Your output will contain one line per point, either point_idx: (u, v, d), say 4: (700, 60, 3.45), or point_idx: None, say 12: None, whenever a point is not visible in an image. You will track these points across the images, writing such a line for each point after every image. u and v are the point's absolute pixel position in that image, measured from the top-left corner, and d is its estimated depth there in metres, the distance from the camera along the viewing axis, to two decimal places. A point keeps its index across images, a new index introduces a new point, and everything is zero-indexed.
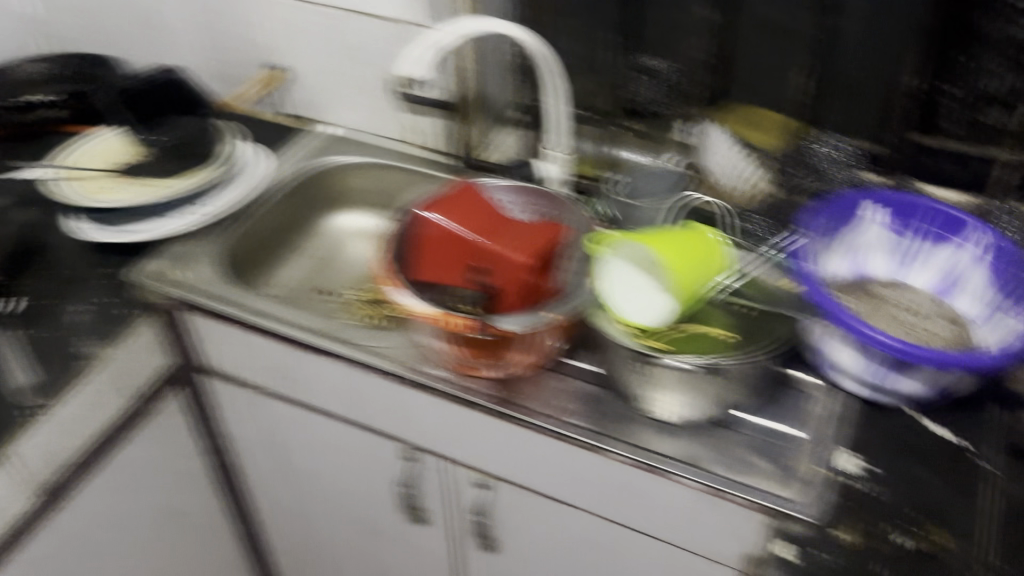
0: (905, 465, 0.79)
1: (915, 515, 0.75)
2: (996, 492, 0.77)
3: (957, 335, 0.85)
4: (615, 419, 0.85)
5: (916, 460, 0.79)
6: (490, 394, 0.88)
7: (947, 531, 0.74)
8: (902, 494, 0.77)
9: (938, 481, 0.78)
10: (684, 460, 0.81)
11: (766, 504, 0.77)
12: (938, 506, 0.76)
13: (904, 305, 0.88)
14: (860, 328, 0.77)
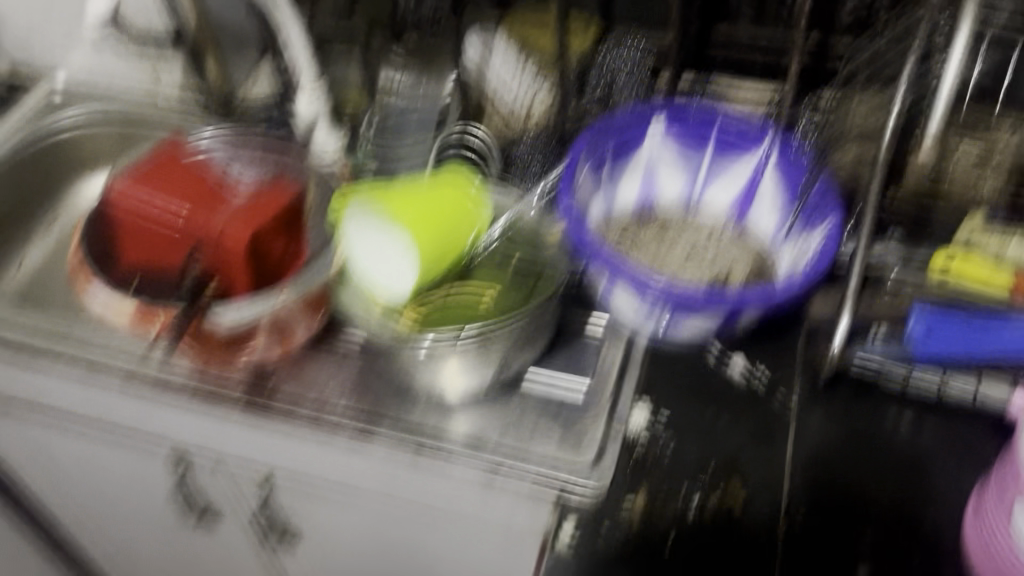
0: (700, 412, 0.72)
1: (708, 469, 0.69)
2: (793, 431, 0.71)
3: (752, 262, 0.78)
4: (390, 397, 0.75)
5: (711, 407, 0.73)
6: (244, 386, 0.75)
7: (739, 483, 0.68)
8: (696, 447, 0.70)
9: (734, 426, 0.71)
10: (463, 442, 0.72)
11: (553, 483, 0.70)
12: (733, 455, 0.70)
13: (696, 233, 0.80)
14: (629, 275, 0.69)
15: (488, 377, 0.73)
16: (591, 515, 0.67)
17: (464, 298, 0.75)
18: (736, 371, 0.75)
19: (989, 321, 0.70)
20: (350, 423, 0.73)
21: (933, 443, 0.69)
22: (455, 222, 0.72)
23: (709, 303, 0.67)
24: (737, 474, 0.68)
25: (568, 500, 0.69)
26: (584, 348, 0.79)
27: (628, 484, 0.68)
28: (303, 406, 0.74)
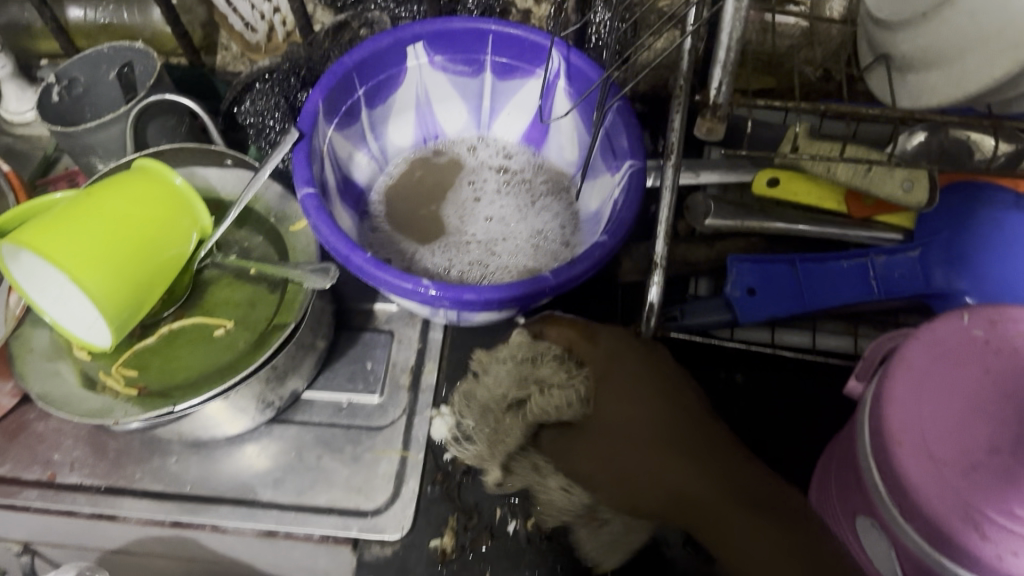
0: (612, 471, 0.49)
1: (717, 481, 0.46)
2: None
3: (561, 226, 0.65)
4: (131, 457, 0.61)
5: (612, 491, 0.49)
6: None
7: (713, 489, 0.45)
8: (682, 480, 0.46)
9: (638, 446, 0.48)
10: (232, 498, 0.59)
11: (344, 531, 0.58)
12: (645, 414, 0.49)
13: (475, 201, 0.66)
14: (396, 280, 0.53)
15: (258, 417, 0.60)
16: (379, 568, 0.57)
17: (193, 326, 0.56)
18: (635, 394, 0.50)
19: (815, 260, 0.58)
20: (84, 504, 0.59)
21: (768, 405, 0.60)
22: (157, 249, 0.54)
23: (493, 298, 0.53)
24: (689, 487, 0.46)
25: (358, 555, 0.58)
26: (362, 341, 0.65)
27: (434, 537, 0.57)
28: (28, 484, 0.60)
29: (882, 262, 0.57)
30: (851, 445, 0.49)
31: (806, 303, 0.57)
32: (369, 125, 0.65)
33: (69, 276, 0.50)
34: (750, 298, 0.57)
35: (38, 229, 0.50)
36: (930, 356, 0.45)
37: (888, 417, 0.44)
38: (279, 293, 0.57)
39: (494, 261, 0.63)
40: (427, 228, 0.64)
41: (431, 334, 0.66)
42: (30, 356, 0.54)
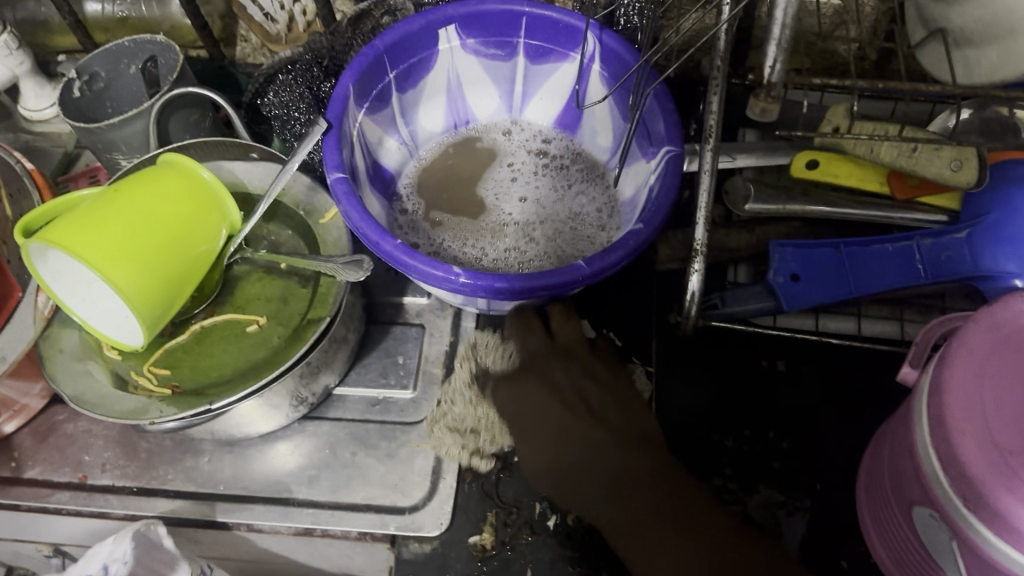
0: (546, 454, 0.51)
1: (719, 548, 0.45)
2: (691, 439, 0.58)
3: (598, 210, 0.63)
4: (162, 457, 0.60)
5: (537, 462, 0.52)
6: None
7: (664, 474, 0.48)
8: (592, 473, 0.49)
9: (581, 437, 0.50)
10: (267, 497, 0.58)
11: (381, 528, 0.57)
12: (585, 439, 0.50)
13: (513, 181, 0.65)
14: (432, 272, 0.52)
15: (291, 414, 0.59)
16: (418, 567, 0.56)
17: (223, 323, 0.55)
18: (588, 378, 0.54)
19: (860, 244, 0.56)
20: (116, 506, 0.58)
21: (810, 392, 0.59)
22: (185, 247, 0.53)
23: (531, 286, 0.52)
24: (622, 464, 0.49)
25: (396, 554, 0.56)
26: (393, 334, 0.64)
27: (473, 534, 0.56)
28: (58, 486, 0.59)
29: (928, 244, 0.56)
30: (908, 434, 0.47)
31: (851, 288, 0.55)
32: (400, 111, 0.64)
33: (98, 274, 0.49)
34: (794, 284, 0.55)
35: (69, 227, 0.49)
36: (991, 343, 0.43)
37: (949, 407, 0.42)
38: (311, 287, 0.55)
39: (530, 245, 0.62)
40: (463, 211, 0.63)
41: (463, 326, 0.65)
42: (59, 356, 0.53)
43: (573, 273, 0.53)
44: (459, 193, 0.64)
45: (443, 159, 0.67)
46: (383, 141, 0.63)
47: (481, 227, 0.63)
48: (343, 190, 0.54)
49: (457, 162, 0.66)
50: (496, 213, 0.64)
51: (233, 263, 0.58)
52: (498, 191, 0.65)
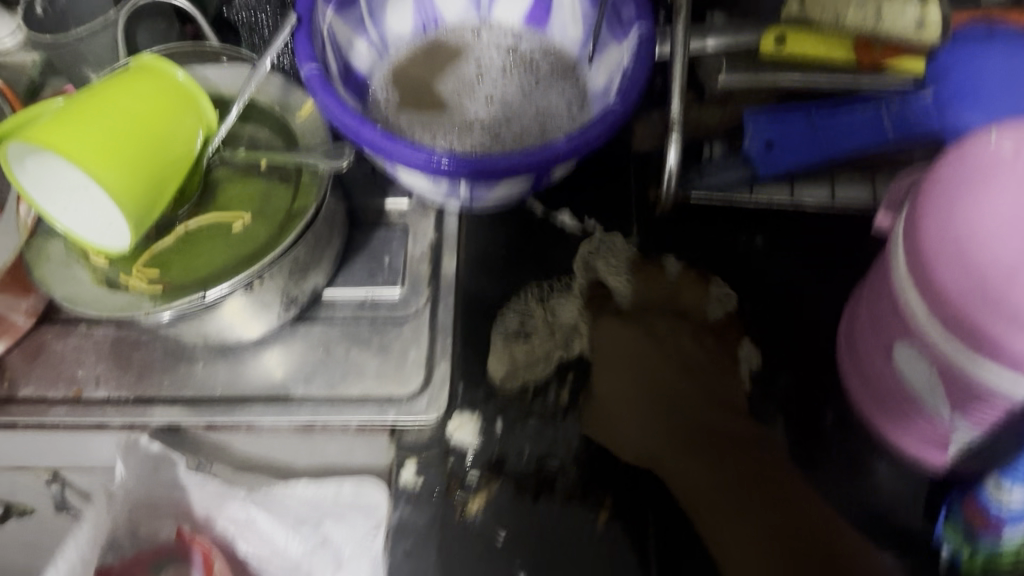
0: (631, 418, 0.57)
1: (749, 500, 0.53)
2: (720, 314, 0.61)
3: (568, 105, 0.63)
4: (158, 366, 0.60)
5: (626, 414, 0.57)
6: None
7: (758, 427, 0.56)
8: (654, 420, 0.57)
9: (672, 364, 0.59)
10: (265, 397, 0.59)
11: (381, 419, 0.58)
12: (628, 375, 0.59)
13: (477, 84, 0.64)
14: (410, 153, 0.53)
15: (283, 316, 0.60)
16: (420, 452, 0.57)
17: (208, 224, 0.55)
18: (699, 338, 0.60)
19: (828, 112, 0.58)
20: (114, 415, 0.59)
21: (785, 266, 0.62)
22: (165, 145, 0.53)
23: (512, 164, 0.53)
24: (672, 399, 0.58)
25: (398, 443, 0.58)
26: (378, 235, 0.65)
27: (471, 419, 0.58)
28: (54, 402, 0.59)
29: (896, 103, 0.57)
30: (883, 275, 0.49)
31: (822, 151, 0.57)
32: (368, 12, 0.65)
33: (83, 170, 0.49)
34: (767, 151, 0.57)
35: (50, 126, 0.49)
36: (966, 173, 0.45)
37: (926, 228, 0.44)
38: (291, 184, 0.56)
39: (495, 142, 0.60)
40: (428, 113, 0.62)
41: (446, 224, 0.65)
42: (47, 264, 0.53)
43: (554, 151, 0.53)
44: (428, 96, 0.63)
45: (410, 62, 0.66)
46: (355, 40, 0.64)
47: (448, 126, 0.61)
48: (316, 77, 0.55)
49: (425, 63, 0.66)
50: (464, 110, 0.62)
51: (214, 168, 0.58)
52: (468, 92, 0.64)
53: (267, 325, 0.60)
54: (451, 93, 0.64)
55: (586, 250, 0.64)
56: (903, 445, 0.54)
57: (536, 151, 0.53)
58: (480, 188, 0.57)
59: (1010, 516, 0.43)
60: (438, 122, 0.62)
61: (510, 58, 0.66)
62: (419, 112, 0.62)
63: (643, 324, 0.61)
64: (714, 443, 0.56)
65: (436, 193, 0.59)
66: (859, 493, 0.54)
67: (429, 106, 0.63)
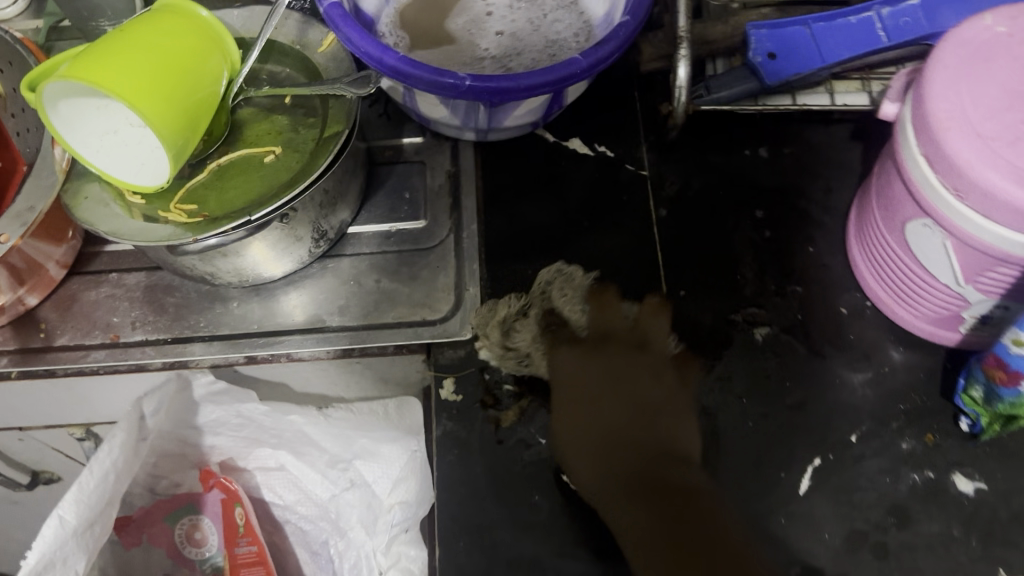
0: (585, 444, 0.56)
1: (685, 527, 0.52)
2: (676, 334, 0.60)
3: (574, 34, 0.66)
4: (192, 307, 0.62)
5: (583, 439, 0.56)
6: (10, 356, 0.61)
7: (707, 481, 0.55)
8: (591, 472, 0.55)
9: (628, 407, 0.58)
10: (302, 329, 0.61)
11: (417, 341, 0.60)
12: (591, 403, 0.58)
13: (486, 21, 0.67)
14: (433, 77, 0.55)
15: (312, 250, 0.61)
16: (456, 369, 0.59)
17: (239, 159, 0.57)
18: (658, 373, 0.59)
19: (825, 19, 0.60)
20: (155, 356, 0.60)
21: (790, 178, 0.65)
22: (195, 78, 0.54)
23: (531, 82, 0.55)
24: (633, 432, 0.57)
25: (434, 363, 0.60)
26: (396, 171, 0.67)
27: None
28: (92, 347, 0.60)
29: (888, 11, 0.60)
30: (892, 162, 0.52)
31: (822, 60, 0.60)
32: None
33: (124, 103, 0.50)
34: (771, 62, 0.60)
35: (86, 62, 0.50)
36: (965, 54, 0.48)
37: (932, 104, 0.47)
38: (318, 117, 0.58)
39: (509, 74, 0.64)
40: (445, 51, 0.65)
41: (462, 157, 0.67)
42: (86, 204, 0.55)
43: (572, 68, 0.55)
44: (444, 33, 0.66)
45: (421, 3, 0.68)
46: None
47: (463, 62, 0.64)
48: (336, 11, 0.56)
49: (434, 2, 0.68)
50: (478, 47, 0.66)
51: (238, 107, 0.60)
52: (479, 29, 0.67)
53: (298, 259, 0.61)
54: (464, 30, 0.66)
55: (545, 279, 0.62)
56: (917, 327, 0.57)
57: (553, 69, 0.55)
58: (498, 110, 0.59)
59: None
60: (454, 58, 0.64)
61: None
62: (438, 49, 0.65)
63: (601, 360, 0.59)
64: (663, 488, 0.54)
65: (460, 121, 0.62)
66: (877, 378, 0.58)
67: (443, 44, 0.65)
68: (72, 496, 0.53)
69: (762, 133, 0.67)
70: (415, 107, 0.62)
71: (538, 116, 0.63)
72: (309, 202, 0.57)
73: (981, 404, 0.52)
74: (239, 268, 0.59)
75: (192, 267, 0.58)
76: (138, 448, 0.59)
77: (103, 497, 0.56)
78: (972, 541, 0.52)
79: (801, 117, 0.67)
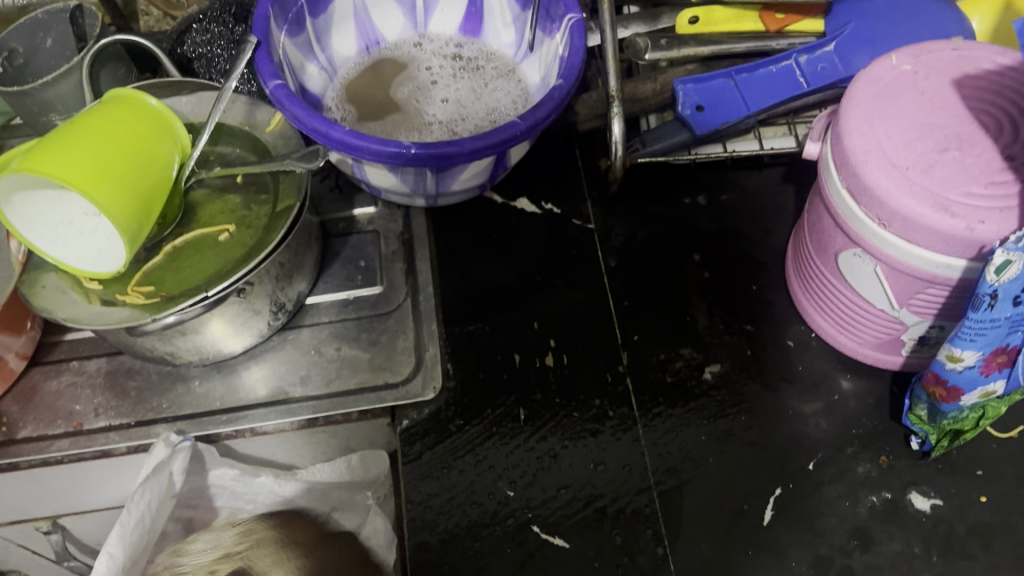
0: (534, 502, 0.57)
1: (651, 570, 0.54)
2: (639, 378, 0.61)
3: (513, 101, 0.69)
4: (153, 390, 0.62)
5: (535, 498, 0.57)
6: None
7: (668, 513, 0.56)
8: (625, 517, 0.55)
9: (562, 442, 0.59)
10: (265, 402, 0.61)
11: (379, 406, 0.60)
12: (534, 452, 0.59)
13: (426, 90, 0.69)
14: (378, 146, 0.57)
15: (270, 324, 0.62)
16: (421, 430, 0.60)
17: (195, 239, 0.58)
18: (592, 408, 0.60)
19: (748, 70, 0.64)
20: (121, 440, 0.60)
21: (727, 220, 0.68)
22: (146, 163, 0.55)
23: (477, 145, 0.57)
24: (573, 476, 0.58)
25: (399, 426, 0.60)
26: (348, 240, 0.68)
27: (466, 396, 0.61)
28: (55, 437, 0.60)
29: (806, 59, 0.63)
30: (819, 198, 0.55)
31: (752, 106, 0.63)
32: (318, 37, 0.69)
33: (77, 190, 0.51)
34: (701, 113, 0.63)
35: (36, 154, 0.51)
36: (873, 91, 0.51)
37: (847, 137, 0.50)
38: (270, 193, 0.60)
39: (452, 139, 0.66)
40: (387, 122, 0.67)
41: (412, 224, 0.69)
42: (43, 292, 0.56)
43: (511, 132, 0.58)
44: (387, 104, 0.68)
45: (362, 80, 0.70)
46: (308, 59, 0.68)
47: (409, 131, 0.66)
48: (280, 90, 0.58)
49: (374, 77, 0.71)
50: (425, 112, 0.67)
51: (191, 190, 0.61)
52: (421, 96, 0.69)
53: (257, 334, 0.62)
54: (410, 100, 0.69)
55: (489, 349, 0.63)
56: (863, 354, 0.60)
57: (495, 132, 0.57)
58: (447, 173, 0.61)
59: (965, 380, 0.49)
60: (403, 124, 0.66)
61: (452, 65, 0.71)
62: (385, 119, 0.67)
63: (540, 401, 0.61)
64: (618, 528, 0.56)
65: (410, 189, 0.64)
66: (828, 407, 0.59)
67: (391, 113, 0.67)
68: (117, 535, 0.55)
69: (700, 182, 0.70)
70: (364, 178, 0.64)
71: (484, 179, 0.65)
72: (266, 276, 0.59)
73: (928, 421, 0.54)
74: (197, 345, 0.59)
75: (153, 349, 0.59)
76: (171, 502, 0.61)
77: (138, 546, 0.57)
78: (933, 557, 0.53)
79: (734, 164, 0.71)
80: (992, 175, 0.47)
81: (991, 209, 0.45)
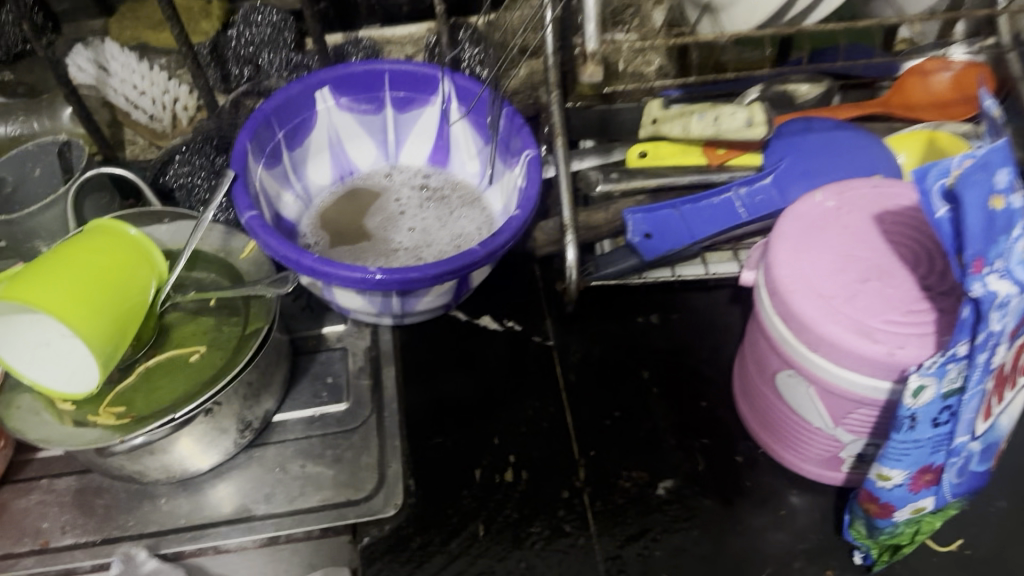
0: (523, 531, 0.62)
1: None
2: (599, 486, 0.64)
3: (478, 229, 0.73)
4: (119, 508, 0.63)
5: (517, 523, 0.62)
6: None
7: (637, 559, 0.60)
8: None
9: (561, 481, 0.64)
10: (230, 519, 0.63)
11: (341, 523, 0.62)
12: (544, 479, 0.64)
13: (397, 219, 0.73)
14: (346, 272, 0.61)
15: (237, 441, 0.64)
16: (381, 545, 0.61)
17: (166, 360, 0.61)
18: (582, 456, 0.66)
19: (693, 200, 0.68)
20: (86, 555, 0.61)
21: (678, 339, 0.72)
22: (122, 290, 0.58)
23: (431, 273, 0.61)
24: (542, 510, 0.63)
25: (360, 543, 0.62)
26: (316, 356, 0.71)
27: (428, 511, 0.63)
28: (21, 555, 0.61)
29: (745, 191, 0.68)
30: (757, 322, 0.59)
31: (693, 232, 0.67)
32: (295, 174, 0.74)
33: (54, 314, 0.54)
34: (648, 242, 0.67)
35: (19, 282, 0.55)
36: (801, 226, 0.56)
37: (779, 266, 0.54)
38: (241, 315, 0.63)
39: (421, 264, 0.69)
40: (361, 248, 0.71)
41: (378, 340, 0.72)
42: (18, 412, 0.58)
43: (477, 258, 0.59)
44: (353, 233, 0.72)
45: (330, 211, 0.75)
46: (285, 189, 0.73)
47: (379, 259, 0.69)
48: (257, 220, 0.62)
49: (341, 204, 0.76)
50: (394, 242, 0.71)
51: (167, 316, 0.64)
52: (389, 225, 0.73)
53: (224, 451, 0.64)
54: (375, 229, 0.73)
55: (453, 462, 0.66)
56: (807, 470, 0.62)
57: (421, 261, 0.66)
58: (411, 295, 0.65)
59: (896, 497, 0.51)
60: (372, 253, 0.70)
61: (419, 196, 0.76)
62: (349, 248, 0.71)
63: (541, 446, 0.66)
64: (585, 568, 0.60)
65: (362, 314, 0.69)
66: (778, 522, 0.62)
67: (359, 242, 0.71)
68: None
69: (653, 303, 0.74)
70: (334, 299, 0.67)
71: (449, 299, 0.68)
72: (232, 395, 0.61)
73: (868, 536, 0.56)
74: (164, 464, 0.61)
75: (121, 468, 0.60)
76: None
77: None
78: None
79: (683, 286, 0.75)
80: (910, 304, 0.51)
81: (910, 337, 0.49)
